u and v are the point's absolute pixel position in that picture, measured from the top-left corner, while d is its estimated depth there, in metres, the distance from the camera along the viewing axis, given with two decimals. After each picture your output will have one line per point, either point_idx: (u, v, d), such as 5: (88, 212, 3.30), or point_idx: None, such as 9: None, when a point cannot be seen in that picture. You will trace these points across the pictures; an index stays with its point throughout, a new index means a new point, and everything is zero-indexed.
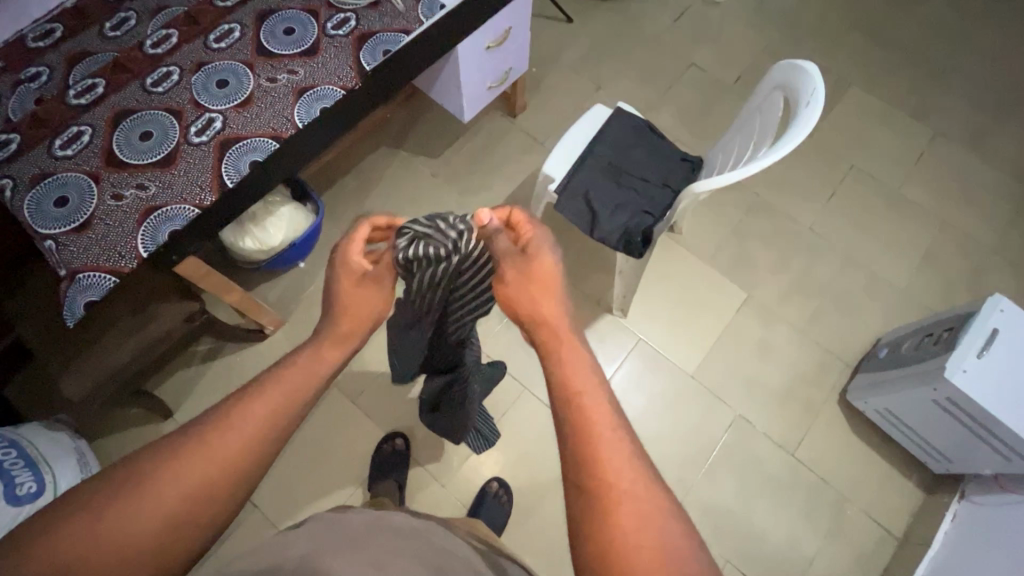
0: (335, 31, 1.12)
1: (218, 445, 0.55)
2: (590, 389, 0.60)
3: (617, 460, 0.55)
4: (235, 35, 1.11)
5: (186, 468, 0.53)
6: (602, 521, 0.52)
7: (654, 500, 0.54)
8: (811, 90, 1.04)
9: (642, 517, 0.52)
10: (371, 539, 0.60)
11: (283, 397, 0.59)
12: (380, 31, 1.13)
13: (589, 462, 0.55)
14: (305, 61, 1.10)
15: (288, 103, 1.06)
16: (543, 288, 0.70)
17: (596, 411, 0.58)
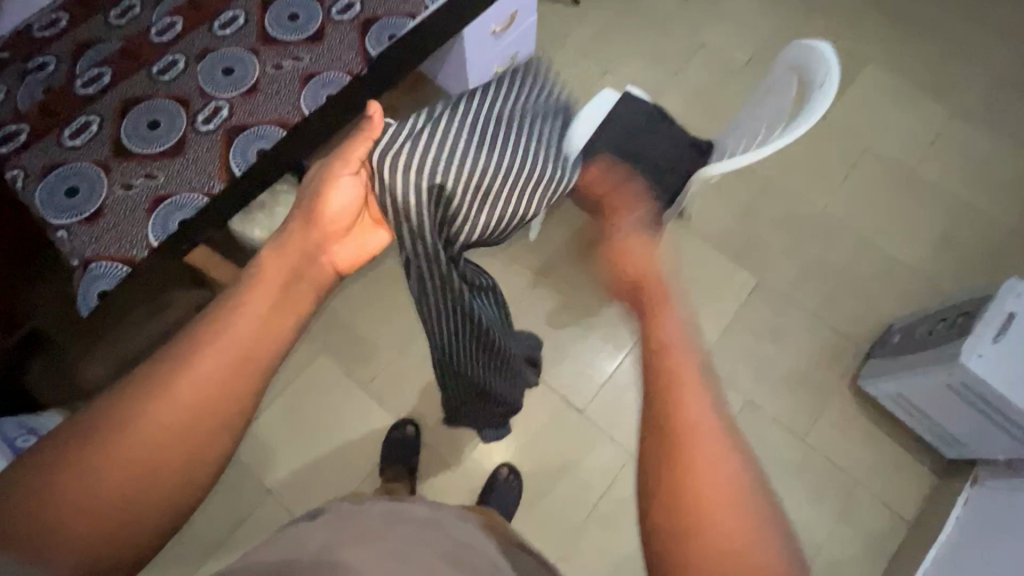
0: (340, 16, 1.11)
1: (180, 391, 0.54)
2: (681, 348, 0.54)
3: (709, 436, 0.49)
4: (240, 22, 1.10)
5: (155, 417, 0.53)
6: (674, 488, 0.47)
7: (740, 487, 0.47)
8: (824, 72, 1.02)
9: (730, 502, 0.47)
10: (386, 530, 0.60)
11: (246, 332, 0.60)
12: (385, 15, 1.12)
13: (675, 426, 0.50)
14: (310, 47, 1.09)
15: (295, 90, 1.05)
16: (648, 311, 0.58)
17: (682, 371, 0.52)
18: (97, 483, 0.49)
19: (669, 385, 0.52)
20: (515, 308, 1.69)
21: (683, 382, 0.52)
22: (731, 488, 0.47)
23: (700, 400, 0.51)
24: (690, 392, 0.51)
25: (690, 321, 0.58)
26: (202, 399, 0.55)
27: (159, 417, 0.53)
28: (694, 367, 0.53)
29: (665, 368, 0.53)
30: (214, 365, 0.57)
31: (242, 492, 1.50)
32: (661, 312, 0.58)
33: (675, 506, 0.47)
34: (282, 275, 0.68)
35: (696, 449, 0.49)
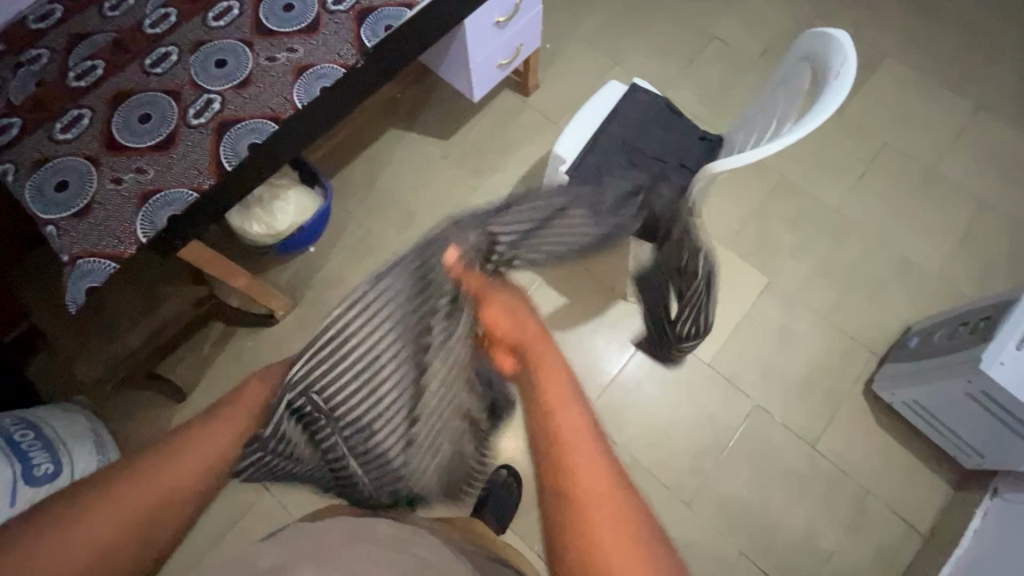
0: (336, 6, 1.08)
1: (127, 499, 0.61)
2: (568, 409, 0.67)
3: (601, 492, 0.64)
4: (235, 12, 1.08)
5: (103, 516, 0.59)
6: (580, 539, 0.62)
7: (631, 528, 0.63)
8: (840, 60, 0.96)
9: (618, 543, 0.62)
10: (345, 549, 0.66)
11: (200, 462, 0.63)
12: (382, 6, 1.08)
13: (569, 470, 0.65)
14: (305, 38, 1.06)
15: (288, 82, 1.03)
16: (527, 318, 0.71)
17: (568, 433, 0.66)
18: (62, 551, 0.58)
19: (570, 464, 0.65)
20: None
21: (579, 466, 0.65)
22: (623, 528, 0.63)
23: (587, 456, 0.65)
24: (580, 454, 0.65)
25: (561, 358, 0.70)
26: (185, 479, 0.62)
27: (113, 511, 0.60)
28: (588, 436, 0.66)
29: (566, 456, 0.65)
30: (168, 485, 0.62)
31: (240, 489, 1.50)
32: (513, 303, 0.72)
33: (579, 547, 0.62)
34: (248, 401, 0.65)
35: (587, 502, 0.64)
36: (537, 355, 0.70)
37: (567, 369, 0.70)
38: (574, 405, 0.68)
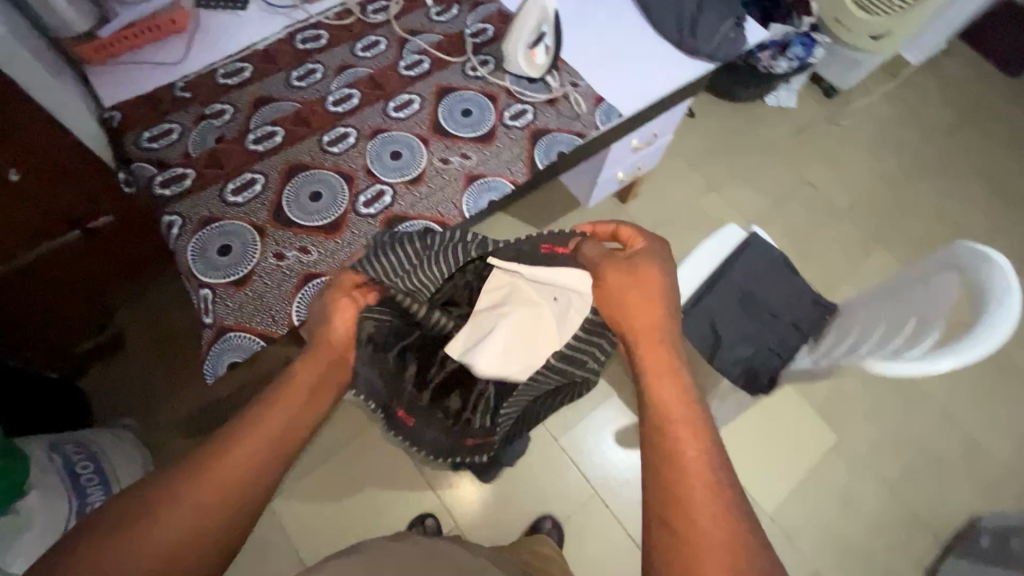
0: (512, 122, 1.12)
1: (216, 477, 0.60)
2: (684, 412, 0.62)
3: (708, 504, 0.56)
4: (415, 107, 1.12)
5: (162, 518, 0.57)
6: (686, 570, 0.53)
7: (741, 556, 0.53)
8: (1003, 285, 0.93)
9: (734, 572, 0.52)
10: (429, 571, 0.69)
11: (262, 441, 0.63)
12: (555, 130, 1.12)
13: (678, 481, 0.58)
14: (479, 147, 1.09)
15: (458, 187, 1.04)
16: (639, 287, 0.71)
17: (678, 431, 0.61)
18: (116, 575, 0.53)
19: (665, 421, 0.62)
20: (587, 417, 1.64)
21: (683, 450, 0.59)
22: (733, 561, 0.53)
23: (700, 448, 0.59)
24: (693, 462, 0.58)
25: (672, 336, 0.69)
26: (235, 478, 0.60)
27: (206, 487, 0.59)
28: (700, 441, 0.60)
29: (657, 416, 0.62)
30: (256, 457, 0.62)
31: (276, 556, 1.41)
32: (636, 259, 0.73)
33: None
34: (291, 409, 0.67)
35: (696, 515, 0.56)
36: (637, 335, 0.70)
37: (675, 354, 0.67)
38: (679, 391, 0.64)
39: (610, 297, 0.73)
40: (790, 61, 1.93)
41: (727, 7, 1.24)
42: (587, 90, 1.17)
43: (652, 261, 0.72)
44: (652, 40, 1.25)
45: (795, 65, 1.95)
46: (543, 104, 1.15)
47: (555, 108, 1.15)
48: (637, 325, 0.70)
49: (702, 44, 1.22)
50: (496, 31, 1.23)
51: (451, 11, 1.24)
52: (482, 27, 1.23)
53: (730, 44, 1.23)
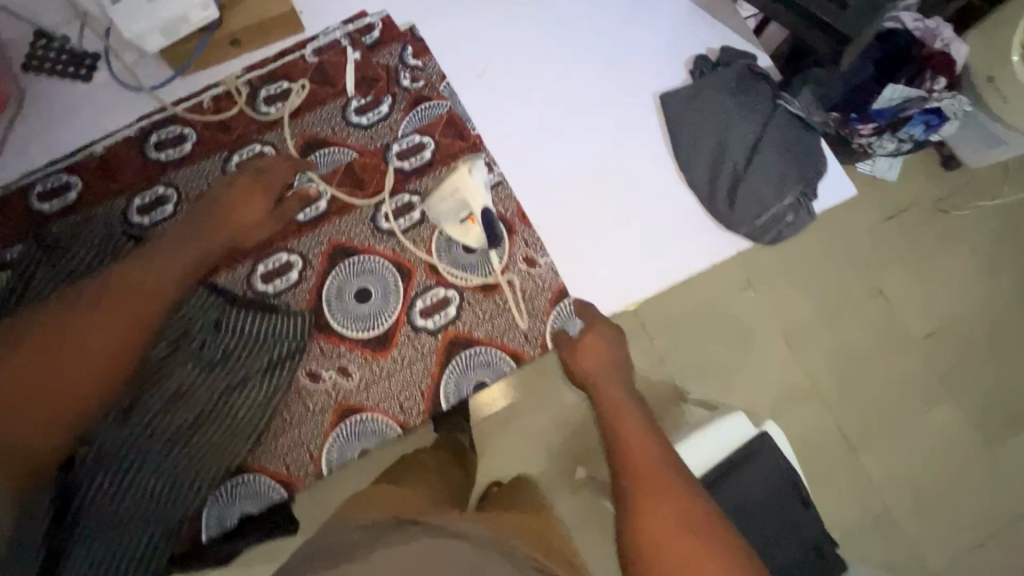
0: (422, 319, 0.78)
1: (67, 356, 0.56)
2: (642, 447, 0.60)
3: (684, 535, 0.52)
4: (292, 276, 0.79)
5: (69, 361, 0.56)
6: None
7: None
8: None
9: None
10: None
11: (126, 325, 0.59)
12: (480, 342, 0.78)
13: (635, 525, 0.54)
14: (365, 357, 0.77)
15: (322, 425, 0.74)
16: (593, 348, 0.72)
17: (640, 467, 0.58)
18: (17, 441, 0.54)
19: (630, 473, 0.58)
20: None
21: (650, 486, 0.56)
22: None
23: (658, 473, 0.57)
24: (658, 501, 0.54)
25: (631, 394, 0.68)
26: (116, 355, 0.58)
27: (55, 362, 0.56)
28: (663, 475, 0.56)
29: (619, 457, 0.60)
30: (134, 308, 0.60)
31: None
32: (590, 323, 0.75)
33: None
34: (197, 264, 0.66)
35: (666, 545, 0.52)
36: (596, 382, 0.70)
37: (634, 401, 0.67)
38: (643, 430, 0.62)
39: (579, 357, 0.72)
40: (902, 141, 0.99)
41: (799, 167, 0.80)
42: (546, 277, 0.80)
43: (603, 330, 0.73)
44: (670, 198, 0.85)
45: (909, 145, 1.00)
46: (476, 294, 0.80)
47: (490, 302, 0.79)
48: (591, 374, 0.70)
49: (740, 222, 0.81)
50: (436, 154, 0.84)
51: (378, 109, 0.86)
52: (416, 143, 0.84)
53: (786, 227, 0.82)
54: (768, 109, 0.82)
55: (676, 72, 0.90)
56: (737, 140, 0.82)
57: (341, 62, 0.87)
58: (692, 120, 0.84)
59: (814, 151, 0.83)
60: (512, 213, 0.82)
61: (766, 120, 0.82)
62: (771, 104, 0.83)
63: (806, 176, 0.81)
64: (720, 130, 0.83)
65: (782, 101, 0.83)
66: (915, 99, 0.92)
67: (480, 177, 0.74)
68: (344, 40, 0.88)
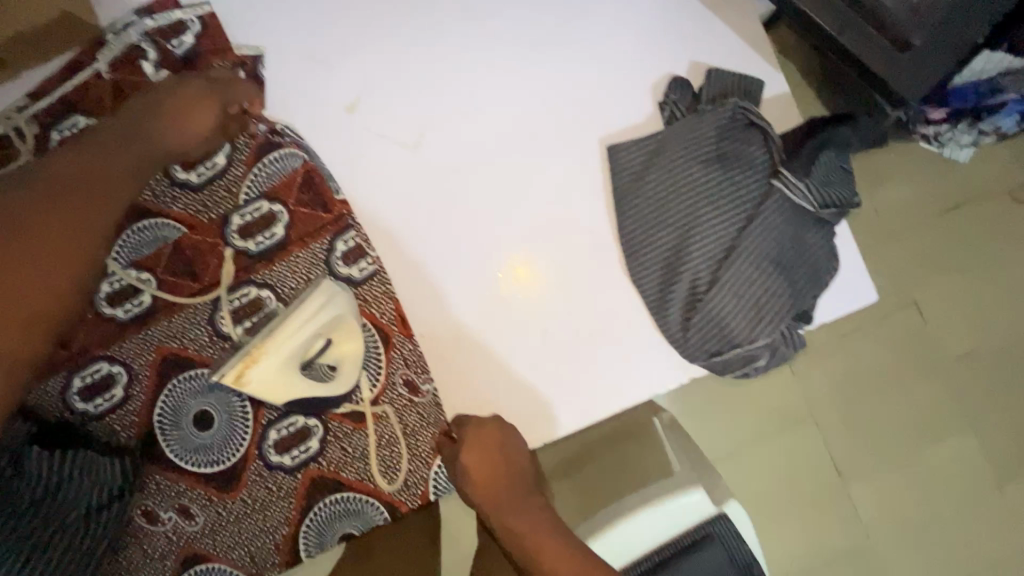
0: (277, 453, 0.63)
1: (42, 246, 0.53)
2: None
3: None
4: (117, 394, 0.63)
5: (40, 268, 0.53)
6: None
7: None
8: None
9: None
10: None
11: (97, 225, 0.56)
12: (348, 484, 0.63)
13: None
14: (210, 496, 0.64)
15: (162, 575, 0.63)
16: (484, 470, 0.58)
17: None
18: None
19: None
20: None
21: None
22: None
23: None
24: None
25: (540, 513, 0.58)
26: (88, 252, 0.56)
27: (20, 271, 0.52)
28: None
29: None
30: (49, 280, 0.53)
31: None
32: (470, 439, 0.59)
33: None
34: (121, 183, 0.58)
35: None
36: (493, 508, 0.58)
37: (546, 520, 0.57)
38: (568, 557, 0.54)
39: (473, 481, 0.59)
40: (983, 134, 0.85)
41: (778, 280, 0.59)
42: (428, 411, 0.62)
43: (485, 439, 0.58)
44: (609, 295, 0.63)
45: (990, 140, 0.86)
46: (344, 425, 0.63)
47: (362, 436, 0.63)
48: (488, 498, 0.58)
49: (694, 351, 0.61)
50: (291, 231, 0.62)
51: (212, 161, 0.63)
52: (263, 215, 0.62)
53: (757, 367, 0.63)
54: (759, 193, 0.60)
55: (638, 104, 0.66)
56: (706, 236, 0.60)
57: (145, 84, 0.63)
58: (651, 196, 0.62)
59: (819, 261, 0.61)
60: (389, 319, 0.62)
61: (754, 210, 0.60)
62: (763, 185, 0.60)
63: (798, 300, 0.60)
64: (685, 217, 0.61)
65: (778, 182, 0.59)
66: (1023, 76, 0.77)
67: (290, 348, 0.53)
68: (146, 45, 0.63)
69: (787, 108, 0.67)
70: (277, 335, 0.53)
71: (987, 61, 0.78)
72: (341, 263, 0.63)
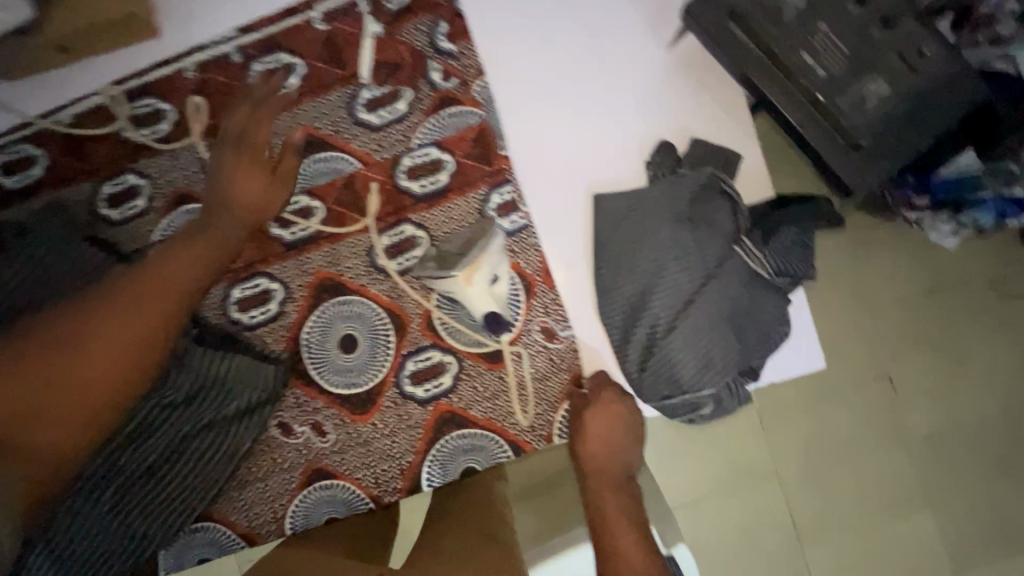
0: (414, 384, 0.67)
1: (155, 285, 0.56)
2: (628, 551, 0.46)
3: None
4: (271, 309, 0.68)
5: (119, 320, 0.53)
6: None
7: None
8: None
9: None
10: None
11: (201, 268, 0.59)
12: (478, 420, 0.67)
13: None
14: (343, 417, 0.67)
15: (288, 485, 0.67)
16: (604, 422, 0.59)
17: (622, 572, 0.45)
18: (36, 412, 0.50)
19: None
20: None
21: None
22: None
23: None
24: None
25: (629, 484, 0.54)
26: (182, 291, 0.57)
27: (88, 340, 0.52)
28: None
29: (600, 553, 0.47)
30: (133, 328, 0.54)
31: None
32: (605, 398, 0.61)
33: None
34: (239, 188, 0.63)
35: None
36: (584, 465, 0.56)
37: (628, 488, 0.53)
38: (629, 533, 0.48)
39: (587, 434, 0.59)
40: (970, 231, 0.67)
41: (727, 338, 0.60)
42: (564, 358, 0.66)
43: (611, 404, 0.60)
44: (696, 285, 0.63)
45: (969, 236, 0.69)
46: (476, 364, 0.67)
47: (494, 376, 0.67)
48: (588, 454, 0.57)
49: (646, 390, 0.62)
50: (455, 177, 0.67)
51: (393, 107, 0.68)
52: (431, 161, 0.67)
53: (703, 416, 0.62)
54: (717, 258, 0.61)
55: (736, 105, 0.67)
56: (666, 290, 0.61)
57: (357, 38, 0.68)
58: (616, 250, 0.64)
59: (770, 327, 0.62)
60: (535, 270, 0.66)
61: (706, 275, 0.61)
62: (725, 251, 0.61)
63: (743, 357, 0.61)
64: (646, 273, 0.62)
65: (740, 248, 0.61)
66: (1004, 177, 0.62)
67: (487, 268, 0.65)
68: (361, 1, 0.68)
69: (761, 182, 0.66)
70: (487, 252, 0.65)
71: (955, 163, 0.65)
72: (494, 211, 0.66)
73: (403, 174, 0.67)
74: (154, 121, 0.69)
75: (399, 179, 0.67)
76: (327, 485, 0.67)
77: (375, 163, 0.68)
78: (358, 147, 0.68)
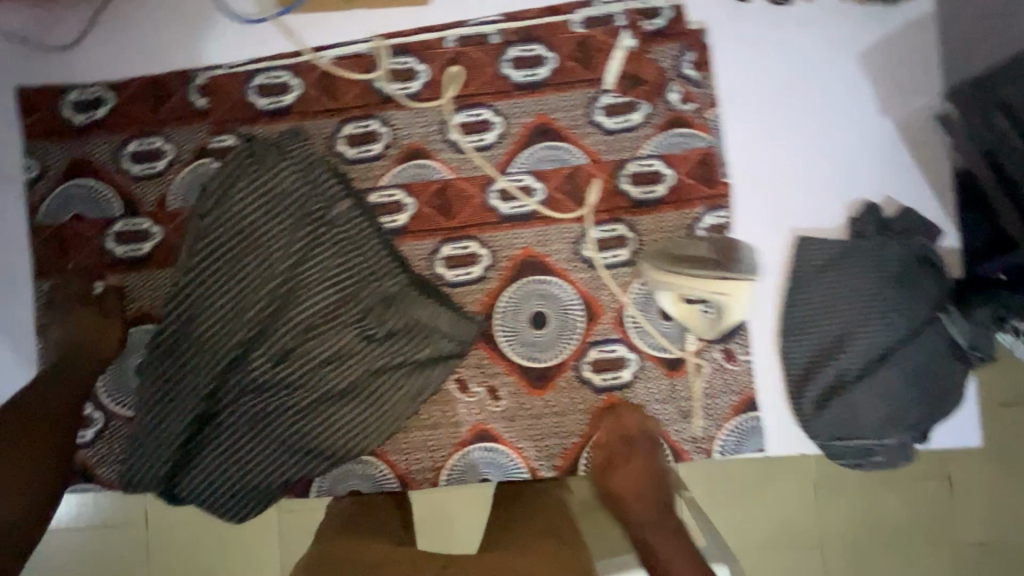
0: (594, 372, 0.71)
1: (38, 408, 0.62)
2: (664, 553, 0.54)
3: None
4: (475, 272, 0.72)
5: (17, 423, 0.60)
6: None
7: None
8: None
9: None
10: None
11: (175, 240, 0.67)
12: (645, 419, 0.70)
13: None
14: (520, 388, 0.71)
15: (454, 439, 0.71)
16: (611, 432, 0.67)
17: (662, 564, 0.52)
18: None
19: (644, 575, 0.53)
20: None
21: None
22: None
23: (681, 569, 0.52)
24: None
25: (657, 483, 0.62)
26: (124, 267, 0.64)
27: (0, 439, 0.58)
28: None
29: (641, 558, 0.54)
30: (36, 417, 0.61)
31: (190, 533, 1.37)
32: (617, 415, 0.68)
33: None
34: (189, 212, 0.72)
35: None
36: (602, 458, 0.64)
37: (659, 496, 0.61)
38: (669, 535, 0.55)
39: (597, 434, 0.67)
40: None
41: (914, 395, 0.66)
42: (739, 379, 0.70)
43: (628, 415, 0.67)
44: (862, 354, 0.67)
45: None
46: (656, 368, 0.70)
47: (670, 382, 0.70)
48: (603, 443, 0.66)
49: (823, 427, 0.67)
50: (672, 192, 0.72)
51: (630, 116, 0.73)
52: (654, 172, 0.72)
53: (872, 462, 0.68)
54: (918, 322, 0.67)
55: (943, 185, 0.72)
56: (864, 342, 0.67)
57: (610, 45, 0.74)
58: (819, 294, 0.69)
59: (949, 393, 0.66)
60: None
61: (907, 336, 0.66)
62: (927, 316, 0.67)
63: (928, 417, 0.67)
64: (848, 318, 0.68)
65: (946, 315, 0.66)
66: None
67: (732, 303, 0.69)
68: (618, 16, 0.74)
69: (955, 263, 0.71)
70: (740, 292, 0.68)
71: None
72: (705, 231, 0.71)
73: (626, 178, 0.72)
74: (406, 77, 0.74)
75: (619, 182, 0.72)
76: (490, 449, 0.71)
77: (600, 162, 0.73)
78: (587, 144, 0.73)
